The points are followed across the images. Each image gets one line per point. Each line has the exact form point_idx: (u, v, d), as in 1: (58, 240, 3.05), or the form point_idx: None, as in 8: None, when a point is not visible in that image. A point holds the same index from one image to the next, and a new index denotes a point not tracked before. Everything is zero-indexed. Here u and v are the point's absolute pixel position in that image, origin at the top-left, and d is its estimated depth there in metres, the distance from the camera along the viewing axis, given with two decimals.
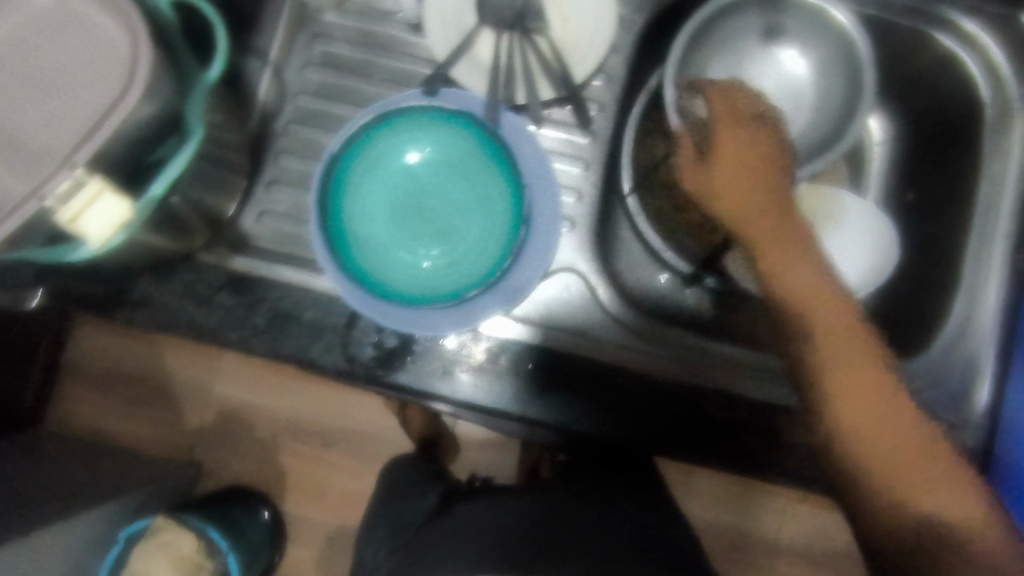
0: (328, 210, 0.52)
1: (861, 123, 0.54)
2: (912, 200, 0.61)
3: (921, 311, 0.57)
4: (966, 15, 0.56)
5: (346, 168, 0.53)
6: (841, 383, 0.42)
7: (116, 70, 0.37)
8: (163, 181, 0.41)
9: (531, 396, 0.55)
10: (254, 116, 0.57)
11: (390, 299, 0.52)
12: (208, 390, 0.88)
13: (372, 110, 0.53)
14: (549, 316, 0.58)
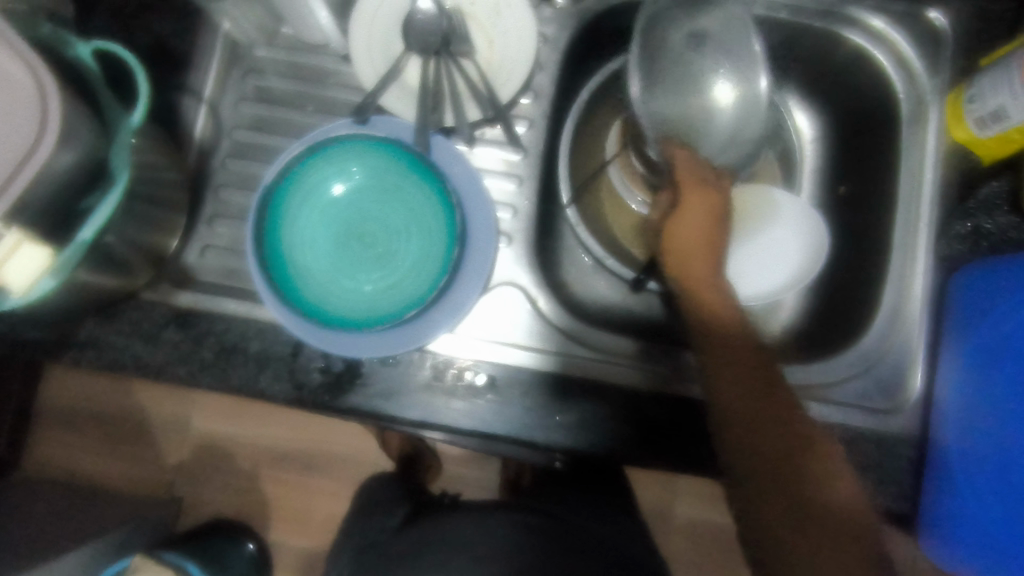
0: (266, 242, 0.53)
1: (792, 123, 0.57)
2: (845, 193, 0.66)
3: (857, 300, 0.61)
4: (873, 13, 0.60)
5: (282, 199, 0.54)
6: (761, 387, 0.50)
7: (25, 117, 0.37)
8: (90, 226, 0.41)
9: (480, 413, 0.56)
10: (192, 153, 0.58)
11: (332, 325, 0.53)
12: (179, 423, 0.89)
13: (303, 141, 0.54)
14: (524, 336, 0.59)
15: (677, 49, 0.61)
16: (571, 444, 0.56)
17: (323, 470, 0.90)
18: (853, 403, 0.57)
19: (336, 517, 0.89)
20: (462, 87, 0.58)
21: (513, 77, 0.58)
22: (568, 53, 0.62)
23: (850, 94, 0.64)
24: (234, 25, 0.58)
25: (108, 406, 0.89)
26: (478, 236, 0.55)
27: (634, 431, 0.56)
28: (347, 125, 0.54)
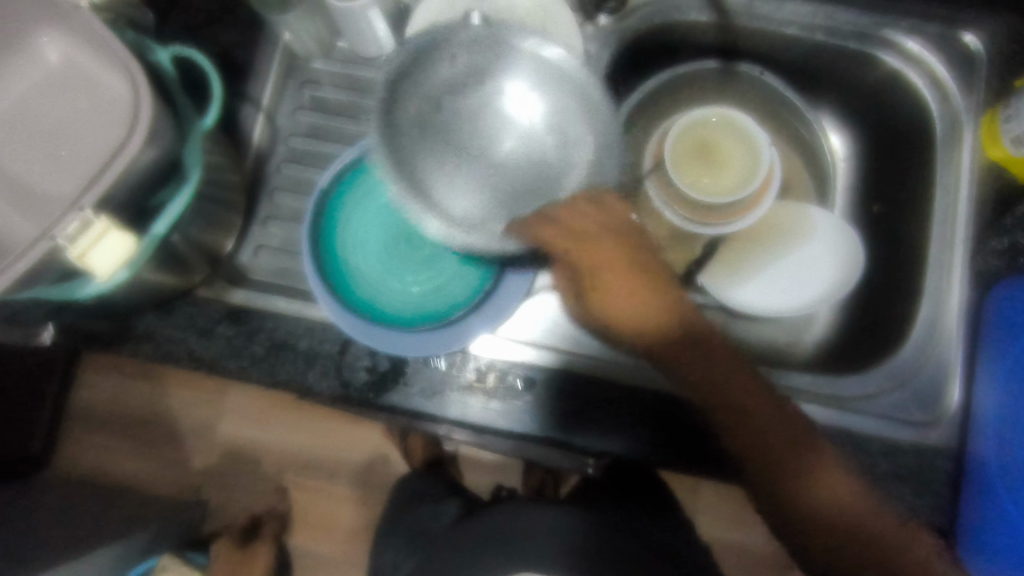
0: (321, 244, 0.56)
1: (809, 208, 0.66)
2: (878, 211, 0.67)
3: (894, 313, 0.62)
4: (908, 36, 0.61)
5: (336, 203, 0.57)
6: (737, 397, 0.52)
7: (117, 120, 0.46)
8: (164, 220, 0.45)
9: (519, 414, 0.57)
10: (249, 157, 0.61)
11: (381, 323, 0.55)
12: (212, 427, 0.90)
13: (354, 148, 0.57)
14: (553, 339, 0.61)
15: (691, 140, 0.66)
16: (602, 447, 0.57)
17: (351, 473, 0.91)
18: (888, 416, 0.58)
19: (363, 525, 0.90)
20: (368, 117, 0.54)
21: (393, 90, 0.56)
22: (610, 69, 0.64)
23: (883, 112, 0.66)
24: (293, 37, 0.61)
25: (144, 409, 0.90)
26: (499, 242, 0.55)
27: (669, 437, 0.58)
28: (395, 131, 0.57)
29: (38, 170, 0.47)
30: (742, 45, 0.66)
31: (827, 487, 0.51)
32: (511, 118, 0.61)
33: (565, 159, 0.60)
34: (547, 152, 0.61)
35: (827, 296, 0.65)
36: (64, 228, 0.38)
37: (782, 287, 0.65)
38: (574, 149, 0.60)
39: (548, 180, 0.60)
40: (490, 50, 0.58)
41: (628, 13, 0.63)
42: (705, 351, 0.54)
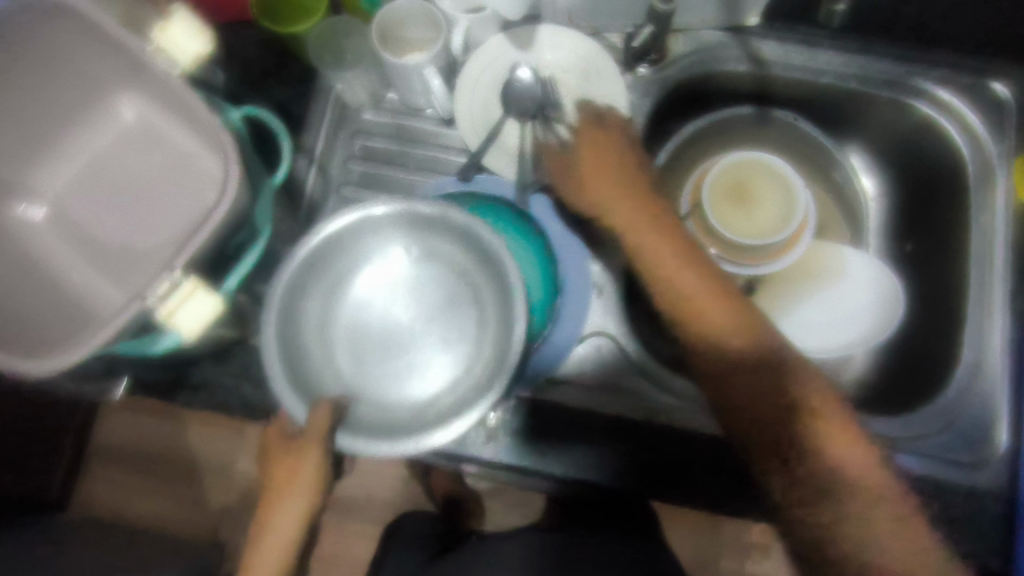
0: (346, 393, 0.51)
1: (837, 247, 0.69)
2: (910, 250, 0.69)
3: (935, 353, 0.63)
4: (939, 85, 0.64)
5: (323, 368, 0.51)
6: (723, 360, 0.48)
7: (197, 180, 0.49)
8: (237, 275, 0.47)
9: (566, 460, 0.58)
10: (302, 207, 0.62)
11: None
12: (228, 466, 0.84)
13: (293, 340, 0.49)
14: (593, 378, 0.61)
15: (727, 181, 0.67)
16: (642, 483, 0.58)
17: (354, 518, 0.80)
18: (935, 455, 0.59)
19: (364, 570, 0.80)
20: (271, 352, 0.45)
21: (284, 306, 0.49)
22: (651, 116, 0.67)
23: (914, 156, 0.68)
24: (347, 89, 0.62)
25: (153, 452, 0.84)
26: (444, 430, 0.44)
27: (720, 479, 0.58)
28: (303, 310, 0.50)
29: (124, 232, 0.49)
30: (777, 93, 0.68)
31: (838, 499, 0.44)
32: (397, 287, 0.54)
33: (478, 305, 0.52)
34: (450, 304, 0.53)
35: (857, 337, 0.66)
36: (155, 287, 0.39)
37: (813, 328, 0.66)
38: (482, 294, 0.52)
39: (466, 329, 0.52)
40: (347, 238, 0.50)
41: (667, 64, 0.65)
42: (727, 329, 0.49)
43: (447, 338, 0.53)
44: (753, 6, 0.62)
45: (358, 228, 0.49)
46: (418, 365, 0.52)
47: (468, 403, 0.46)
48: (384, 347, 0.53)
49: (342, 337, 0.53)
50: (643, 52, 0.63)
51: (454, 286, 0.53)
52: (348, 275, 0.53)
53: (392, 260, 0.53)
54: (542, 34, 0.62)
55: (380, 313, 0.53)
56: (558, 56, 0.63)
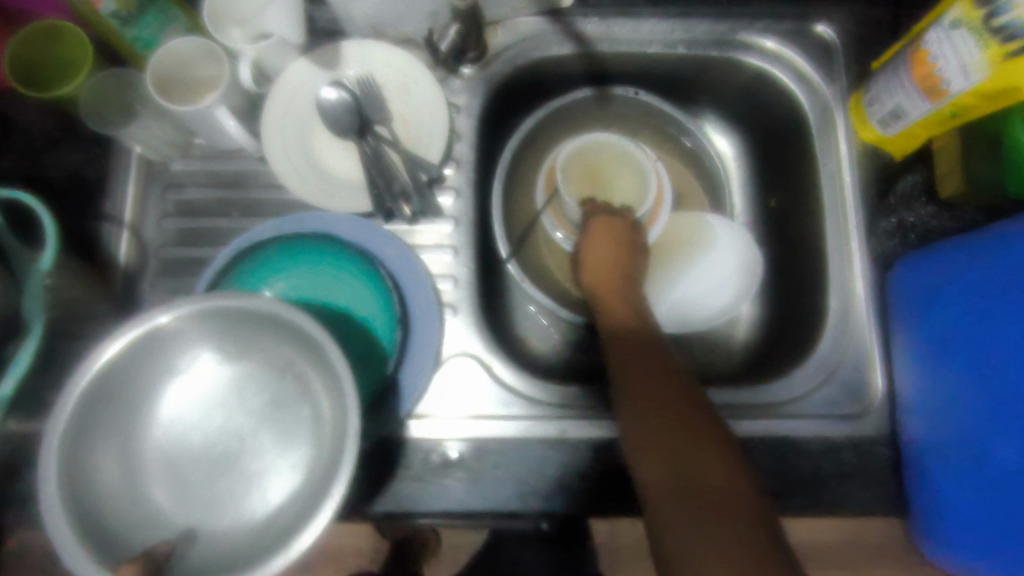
0: (164, 521, 0.44)
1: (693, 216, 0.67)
2: (773, 206, 0.68)
3: (806, 309, 0.62)
4: (764, 35, 0.62)
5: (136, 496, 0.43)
6: (637, 386, 0.50)
7: None
8: (10, 379, 0.41)
9: (452, 493, 0.55)
10: (118, 279, 0.57)
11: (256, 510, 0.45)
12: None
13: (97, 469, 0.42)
14: (466, 404, 0.57)
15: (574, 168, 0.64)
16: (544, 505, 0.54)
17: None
18: (819, 416, 0.57)
19: None
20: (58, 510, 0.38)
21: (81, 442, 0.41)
22: (484, 117, 0.63)
23: (759, 110, 0.67)
24: (146, 148, 0.58)
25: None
26: (288, 544, 0.38)
27: (609, 485, 0.55)
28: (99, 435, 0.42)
29: None
30: (611, 71, 0.66)
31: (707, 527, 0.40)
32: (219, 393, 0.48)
33: (310, 398, 0.46)
34: (279, 405, 0.47)
35: (732, 296, 0.65)
36: None
37: (695, 298, 0.64)
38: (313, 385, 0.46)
39: (302, 429, 0.46)
40: (147, 359, 0.44)
41: (490, 60, 0.62)
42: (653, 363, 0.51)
43: (283, 439, 0.47)
44: None
45: (157, 337, 0.43)
46: (254, 480, 0.46)
47: (310, 508, 0.40)
48: (211, 468, 0.47)
49: (161, 469, 0.46)
50: (458, 52, 0.60)
51: (281, 384, 0.47)
52: (158, 390, 0.46)
53: (207, 369, 0.47)
54: (347, 51, 0.59)
55: (203, 432, 0.48)
56: (369, 71, 0.59)
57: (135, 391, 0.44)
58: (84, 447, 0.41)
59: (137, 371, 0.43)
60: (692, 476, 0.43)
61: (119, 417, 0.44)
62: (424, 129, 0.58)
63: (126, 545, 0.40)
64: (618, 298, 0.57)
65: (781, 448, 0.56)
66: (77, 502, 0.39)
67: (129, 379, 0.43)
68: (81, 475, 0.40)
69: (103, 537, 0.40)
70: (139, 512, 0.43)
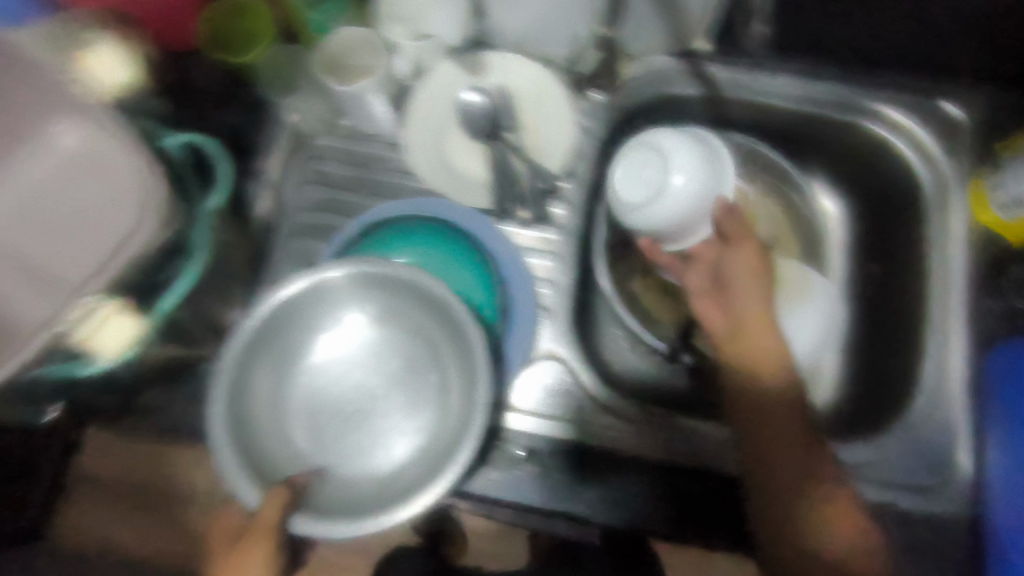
0: (306, 457, 0.52)
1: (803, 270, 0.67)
2: (872, 271, 0.69)
3: (895, 379, 0.61)
4: (889, 105, 0.63)
5: (281, 432, 0.52)
6: (761, 421, 0.54)
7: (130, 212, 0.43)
8: (171, 295, 0.47)
9: (516, 482, 0.59)
10: (257, 231, 0.63)
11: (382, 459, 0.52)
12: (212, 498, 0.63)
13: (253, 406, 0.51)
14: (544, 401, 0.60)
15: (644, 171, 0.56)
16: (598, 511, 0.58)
17: None
18: (891, 483, 0.57)
19: None
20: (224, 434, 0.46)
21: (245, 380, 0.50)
22: (605, 140, 0.66)
23: (872, 177, 0.67)
24: (303, 119, 0.64)
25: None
26: (407, 500, 0.45)
27: (663, 504, 0.58)
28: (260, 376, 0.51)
29: (45, 262, 0.42)
30: (731, 116, 0.68)
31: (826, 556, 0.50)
32: (360, 352, 0.55)
33: (438, 365, 0.53)
34: (410, 368, 0.54)
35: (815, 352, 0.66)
36: (72, 311, 0.42)
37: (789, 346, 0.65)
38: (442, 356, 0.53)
39: (428, 393, 0.53)
40: (306, 310, 0.52)
41: (617, 88, 0.65)
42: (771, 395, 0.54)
43: (410, 400, 0.54)
44: (696, 28, 0.63)
45: (316, 296, 0.51)
46: (381, 433, 0.53)
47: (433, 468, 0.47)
48: (346, 416, 0.54)
49: (304, 412, 0.54)
50: (593, 75, 0.64)
51: (414, 349, 0.54)
52: (309, 343, 0.54)
53: (351, 331, 0.55)
54: (489, 59, 0.62)
55: (342, 383, 0.55)
56: (505, 79, 0.63)
57: (293, 338, 0.52)
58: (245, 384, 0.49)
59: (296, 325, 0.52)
60: (811, 496, 0.52)
61: (274, 364, 0.52)
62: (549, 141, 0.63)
63: (274, 472, 0.49)
64: (767, 329, 0.56)
65: None
66: (238, 430, 0.48)
67: (288, 327, 0.51)
68: (242, 405, 0.49)
69: (256, 462, 0.48)
70: (285, 447, 0.51)
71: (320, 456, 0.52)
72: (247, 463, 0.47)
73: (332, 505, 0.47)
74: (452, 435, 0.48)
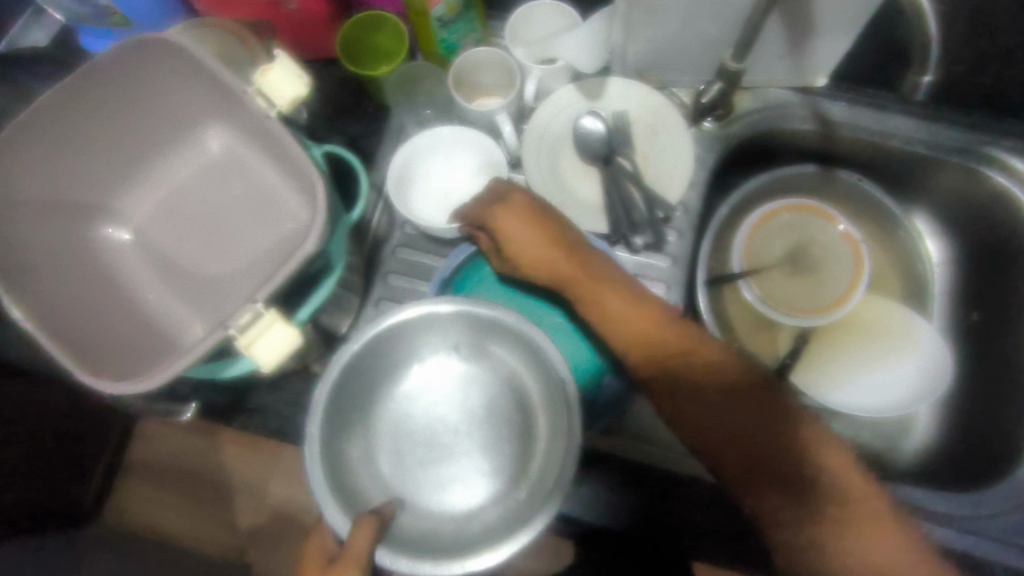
0: (386, 488, 0.50)
1: (882, 309, 0.68)
2: (977, 319, 0.67)
3: (1004, 434, 0.61)
4: (1014, 154, 0.62)
5: (363, 458, 0.50)
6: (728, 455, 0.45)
7: (271, 216, 0.53)
8: (309, 306, 0.48)
9: (606, 509, 0.57)
10: (367, 241, 0.63)
11: (461, 500, 0.50)
12: (297, 505, 0.76)
13: (346, 427, 0.50)
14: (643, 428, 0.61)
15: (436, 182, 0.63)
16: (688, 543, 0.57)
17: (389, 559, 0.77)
18: (994, 539, 0.57)
19: None
20: (315, 453, 0.45)
21: (340, 401, 0.49)
22: (714, 170, 0.66)
23: (982, 224, 0.66)
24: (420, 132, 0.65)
25: (17, 383, 0.60)
26: (497, 543, 0.42)
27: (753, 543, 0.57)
28: (353, 392, 0.50)
29: (209, 261, 0.54)
30: (841, 153, 0.68)
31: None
32: (448, 385, 0.53)
33: (528, 408, 0.51)
34: (499, 408, 0.52)
35: (911, 397, 0.64)
36: (238, 318, 0.41)
37: (876, 394, 0.64)
38: (532, 400, 0.51)
39: (513, 436, 0.51)
40: (405, 339, 0.51)
41: (732, 120, 0.66)
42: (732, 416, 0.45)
43: (493, 442, 0.52)
44: (820, 66, 0.62)
45: (416, 325, 0.50)
46: (463, 473, 0.51)
47: (519, 517, 0.44)
48: (427, 451, 0.52)
49: (387, 441, 0.52)
50: (712, 108, 0.63)
51: (505, 392, 0.52)
52: (399, 369, 0.53)
53: (442, 362, 0.53)
54: (610, 85, 0.63)
55: (426, 417, 0.53)
56: (626, 107, 0.63)
57: (386, 363, 0.52)
58: (340, 404, 0.49)
59: (391, 350, 0.51)
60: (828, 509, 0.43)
61: (366, 384, 0.51)
62: (663, 169, 0.63)
63: (357, 498, 0.47)
64: (627, 302, 0.49)
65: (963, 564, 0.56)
66: (329, 453, 0.46)
67: (385, 352, 0.50)
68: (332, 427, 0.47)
69: (343, 484, 0.46)
70: (367, 474, 0.50)
71: (399, 489, 0.50)
72: (333, 485, 0.44)
73: (415, 540, 0.44)
74: (545, 483, 0.46)
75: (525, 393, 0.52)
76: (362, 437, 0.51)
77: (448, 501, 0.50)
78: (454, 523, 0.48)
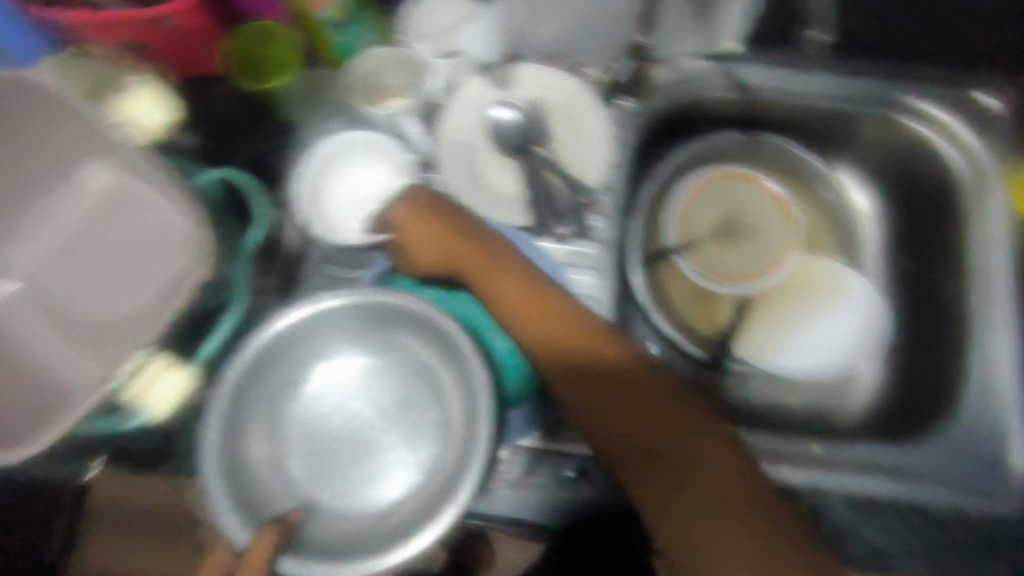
0: (300, 493, 0.48)
1: (806, 260, 0.68)
2: (913, 269, 0.67)
3: (943, 379, 0.60)
4: (924, 98, 0.61)
5: (272, 467, 0.48)
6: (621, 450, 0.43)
7: (164, 249, 0.50)
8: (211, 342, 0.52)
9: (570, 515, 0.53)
10: (283, 261, 0.59)
11: (379, 496, 0.48)
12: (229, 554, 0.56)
13: (252, 438, 0.48)
14: None
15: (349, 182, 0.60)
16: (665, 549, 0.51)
17: None
18: (943, 485, 0.54)
19: None
20: (213, 469, 0.43)
21: (240, 412, 0.46)
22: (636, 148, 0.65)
23: (907, 174, 0.66)
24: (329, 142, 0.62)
25: None
26: (404, 539, 0.41)
27: None
28: (256, 396, 0.48)
29: (107, 303, 0.51)
30: (761, 117, 0.67)
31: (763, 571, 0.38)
32: (359, 381, 0.52)
33: (441, 396, 0.49)
34: (414, 400, 0.51)
35: (835, 349, 0.66)
36: None
37: (802, 348, 0.66)
38: (443, 389, 0.49)
39: (430, 426, 0.50)
40: (303, 339, 0.49)
41: (649, 94, 0.62)
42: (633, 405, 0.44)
43: (410, 434, 0.50)
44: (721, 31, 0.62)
45: (314, 323, 0.48)
46: (381, 468, 0.49)
47: (426, 509, 0.42)
48: (343, 449, 0.50)
49: (299, 444, 0.50)
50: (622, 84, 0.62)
51: (417, 381, 0.51)
52: (307, 370, 0.51)
53: (351, 359, 0.52)
54: (520, 74, 0.61)
55: (340, 415, 0.51)
56: (542, 94, 0.61)
57: (290, 365, 0.50)
58: (241, 417, 0.46)
59: (293, 352, 0.49)
60: (724, 500, 0.40)
61: (270, 390, 0.49)
62: (584, 153, 0.60)
63: (263, 508, 0.45)
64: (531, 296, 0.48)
65: (910, 513, 0.54)
66: (231, 471, 0.44)
67: (287, 354, 0.48)
68: (231, 441, 0.45)
69: (249, 499, 0.44)
70: (278, 482, 0.48)
71: (315, 493, 0.48)
72: (235, 499, 0.42)
73: (322, 545, 0.42)
74: (451, 475, 0.43)
75: (437, 381, 0.49)
76: (271, 446, 0.49)
77: (365, 498, 0.48)
78: (369, 522, 0.46)
